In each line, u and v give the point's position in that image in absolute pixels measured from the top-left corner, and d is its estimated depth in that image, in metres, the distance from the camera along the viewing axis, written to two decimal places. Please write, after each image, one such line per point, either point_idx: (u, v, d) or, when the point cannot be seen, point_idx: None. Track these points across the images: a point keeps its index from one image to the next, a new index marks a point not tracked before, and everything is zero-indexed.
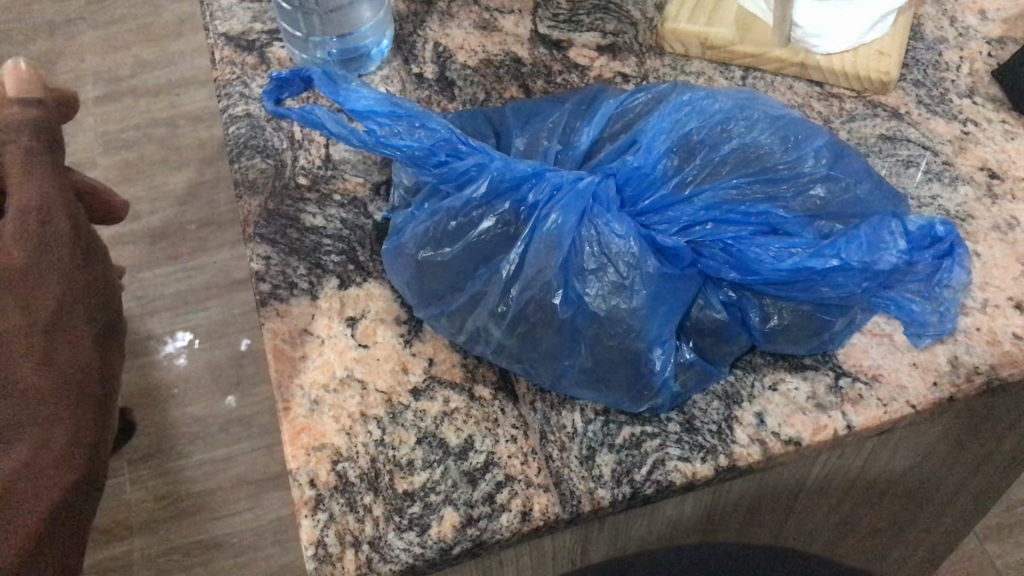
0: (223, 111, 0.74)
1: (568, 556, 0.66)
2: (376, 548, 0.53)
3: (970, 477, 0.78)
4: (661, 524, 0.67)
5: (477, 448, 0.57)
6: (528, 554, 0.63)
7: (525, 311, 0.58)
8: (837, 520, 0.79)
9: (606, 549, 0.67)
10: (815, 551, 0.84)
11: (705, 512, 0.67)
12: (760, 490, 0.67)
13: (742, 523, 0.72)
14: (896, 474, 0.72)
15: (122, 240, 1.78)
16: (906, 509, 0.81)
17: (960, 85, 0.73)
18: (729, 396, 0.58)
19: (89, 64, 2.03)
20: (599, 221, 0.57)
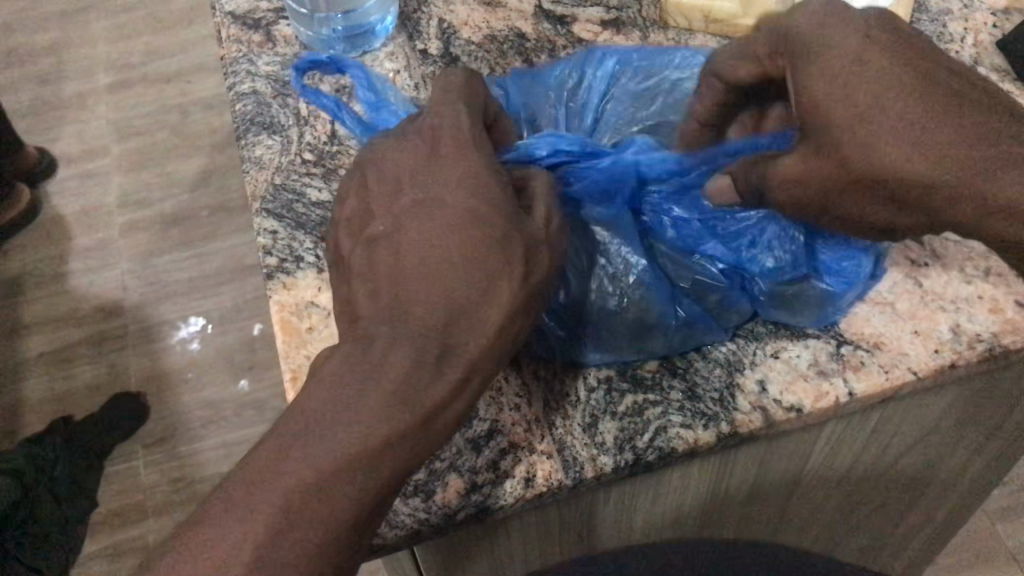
0: (229, 89, 0.75)
1: (573, 528, 0.67)
2: (382, 514, 0.54)
3: (976, 452, 0.78)
4: (666, 498, 0.68)
5: (481, 416, 0.57)
6: (534, 524, 0.64)
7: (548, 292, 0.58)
8: (845, 494, 0.79)
9: (612, 522, 0.69)
10: (823, 526, 0.85)
11: (711, 484, 0.68)
12: (766, 464, 0.67)
13: (747, 497, 0.73)
14: (901, 448, 0.73)
15: (135, 227, 1.80)
16: (913, 484, 0.82)
17: (965, 56, 0.73)
18: (731, 364, 0.59)
19: (101, 52, 2.05)
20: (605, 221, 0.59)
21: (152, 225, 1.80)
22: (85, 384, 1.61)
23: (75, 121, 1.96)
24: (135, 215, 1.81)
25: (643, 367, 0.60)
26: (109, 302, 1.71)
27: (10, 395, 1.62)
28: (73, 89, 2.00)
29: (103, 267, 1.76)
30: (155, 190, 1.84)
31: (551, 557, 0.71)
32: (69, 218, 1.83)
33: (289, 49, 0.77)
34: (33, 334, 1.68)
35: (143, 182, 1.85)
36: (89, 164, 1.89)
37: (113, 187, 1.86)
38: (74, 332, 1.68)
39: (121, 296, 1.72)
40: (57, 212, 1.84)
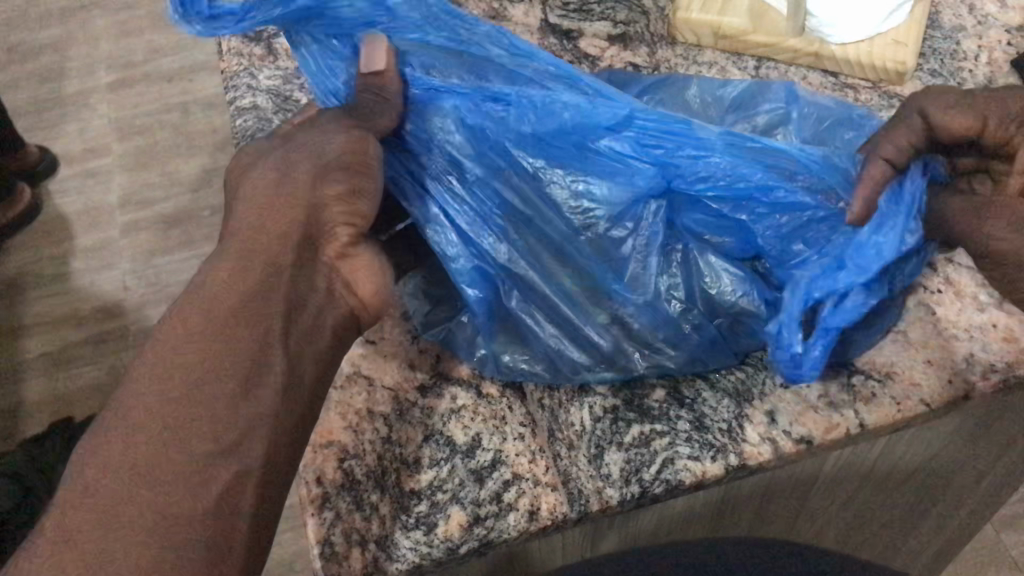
0: (230, 103, 0.74)
1: (577, 549, 0.66)
2: (382, 547, 0.53)
3: (980, 474, 0.78)
4: (672, 517, 0.67)
5: (485, 446, 0.57)
6: (536, 549, 0.63)
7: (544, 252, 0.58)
8: (844, 512, 0.79)
9: (616, 540, 0.68)
10: (823, 543, 0.84)
11: (707, 506, 0.67)
12: (774, 484, 0.66)
13: (754, 515, 0.72)
14: (910, 468, 0.72)
15: (136, 227, 1.79)
16: (915, 501, 0.81)
17: (979, 75, 0.71)
18: (740, 395, 0.58)
19: (103, 50, 2.03)
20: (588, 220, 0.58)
21: (153, 225, 1.79)
22: (85, 385, 1.60)
23: (76, 119, 1.94)
24: (136, 215, 1.80)
25: (649, 396, 0.59)
26: (109, 302, 1.70)
27: (10, 397, 1.61)
28: (74, 87, 1.99)
29: (104, 267, 1.75)
30: (157, 189, 1.83)
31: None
32: (70, 217, 1.82)
33: (290, 62, 0.76)
34: (33, 335, 1.67)
35: (145, 181, 1.84)
36: (91, 163, 1.88)
37: (114, 186, 1.85)
38: (74, 333, 1.67)
39: (122, 297, 1.71)
40: (58, 211, 1.83)
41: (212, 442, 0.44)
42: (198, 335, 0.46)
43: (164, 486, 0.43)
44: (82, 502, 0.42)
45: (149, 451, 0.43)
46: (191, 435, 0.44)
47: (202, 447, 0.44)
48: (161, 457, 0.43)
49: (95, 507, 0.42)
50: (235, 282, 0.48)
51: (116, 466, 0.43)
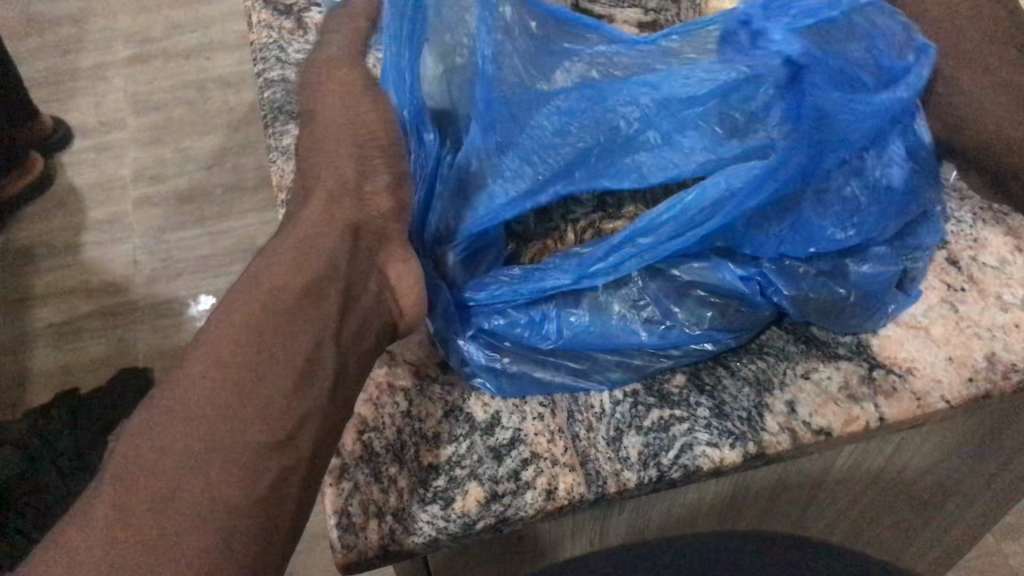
0: (258, 75, 0.74)
1: (588, 534, 0.67)
2: (399, 519, 0.53)
3: (990, 478, 0.78)
4: (684, 507, 0.67)
5: (504, 424, 0.57)
6: (548, 531, 0.64)
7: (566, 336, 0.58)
8: (850, 510, 0.79)
9: (626, 527, 0.68)
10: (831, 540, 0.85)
11: (705, 504, 0.68)
12: (786, 478, 0.67)
13: (764, 509, 0.72)
14: (920, 468, 0.73)
15: (150, 202, 1.79)
16: (923, 501, 0.81)
17: None
18: (761, 384, 0.58)
19: (122, 25, 2.04)
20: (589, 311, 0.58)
21: (166, 200, 1.79)
22: (93, 358, 1.61)
23: (94, 92, 1.95)
24: (150, 189, 1.81)
25: (670, 381, 0.59)
26: (120, 276, 1.70)
27: (18, 367, 1.61)
28: (92, 60, 1.99)
29: (116, 241, 1.75)
30: (172, 165, 1.84)
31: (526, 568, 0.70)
32: (84, 190, 1.82)
33: (320, 37, 0.76)
34: (43, 306, 1.68)
35: (160, 157, 1.85)
36: (106, 136, 1.89)
37: (129, 161, 1.85)
38: (83, 305, 1.67)
39: (132, 271, 1.71)
40: (71, 184, 1.83)
41: (266, 432, 0.43)
42: (230, 337, 0.46)
43: (198, 484, 0.41)
44: (119, 493, 0.40)
45: (185, 436, 0.42)
46: (241, 418, 0.43)
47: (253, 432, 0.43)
48: (211, 445, 0.42)
49: (127, 493, 0.40)
50: (269, 279, 0.49)
51: (154, 453, 0.42)
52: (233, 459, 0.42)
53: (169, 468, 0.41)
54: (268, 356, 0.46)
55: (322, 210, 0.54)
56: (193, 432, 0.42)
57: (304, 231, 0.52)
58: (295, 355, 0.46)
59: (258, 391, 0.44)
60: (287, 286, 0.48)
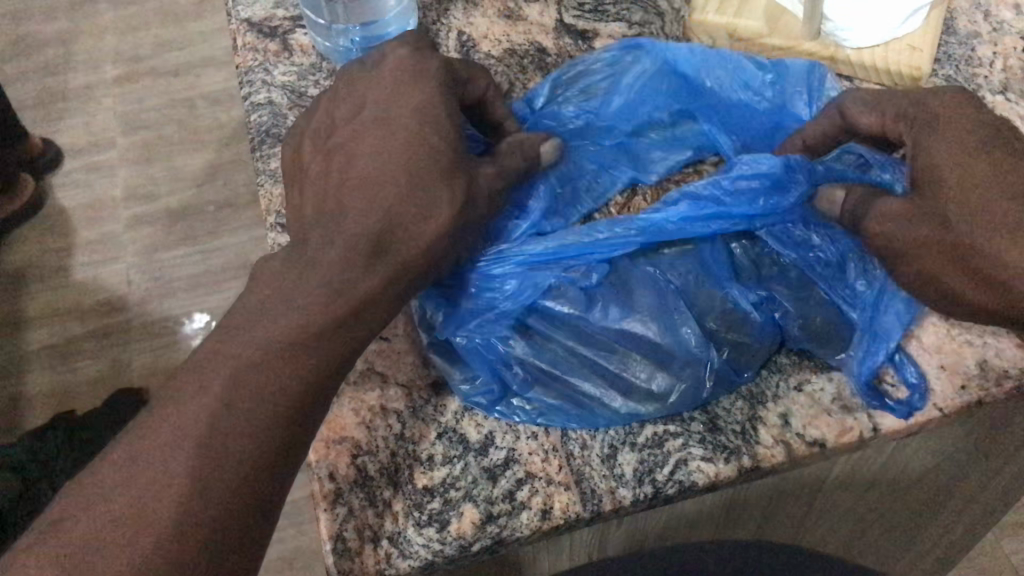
0: (244, 98, 0.74)
1: (587, 551, 0.67)
2: (395, 544, 0.53)
3: (981, 474, 0.78)
4: (682, 519, 0.68)
5: (498, 444, 0.57)
6: (546, 549, 0.64)
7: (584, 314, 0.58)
8: (837, 515, 0.78)
9: (625, 542, 0.68)
10: (831, 547, 0.85)
11: (685, 515, 0.67)
12: (783, 485, 0.67)
13: (761, 519, 0.72)
14: (917, 472, 0.73)
15: (141, 221, 1.79)
16: (915, 503, 0.81)
17: (993, 82, 0.71)
18: (754, 397, 0.58)
19: (109, 44, 2.04)
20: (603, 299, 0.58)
21: (158, 220, 1.79)
22: (88, 379, 1.60)
23: (82, 113, 1.95)
24: (141, 209, 1.80)
25: None
26: (114, 296, 1.70)
27: (12, 390, 1.61)
28: (80, 81, 1.99)
29: (108, 261, 1.75)
30: (162, 184, 1.83)
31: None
32: (75, 211, 1.82)
33: (304, 58, 0.76)
34: (36, 328, 1.67)
35: (150, 176, 1.84)
36: (96, 157, 1.88)
37: (119, 181, 1.85)
38: (77, 326, 1.67)
39: (126, 291, 1.71)
40: (61, 205, 1.83)
41: (244, 468, 0.46)
42: (247, 351, 0.49)
43: (164, 512, 0.44)
44: (94, 488, 0.46)
45: (164, 460, 0.46)
46: (222, 453, 0.46)
47: (231, 472, 0.46)
48: (190, 471, 0.45)
49: (110, 495, 0.45)
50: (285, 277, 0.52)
51: (143, 462, 0.46)
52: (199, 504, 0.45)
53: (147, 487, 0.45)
54: (268, 393, 0.48)
55: (374, 182, 0.56)
56: (182, 451, 0.46)
57: (358, 210, 0.55)
58: (278, 405, 0.48)
59: (246, 428, 0.47)
60: (295, 309, 0.50)
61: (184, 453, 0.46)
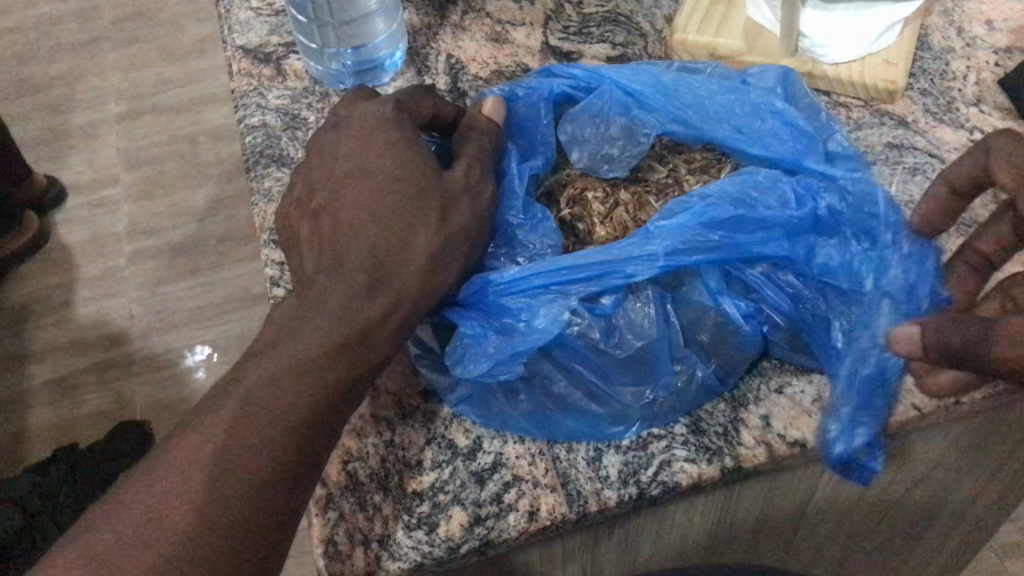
0: (239, 121, 0.76)
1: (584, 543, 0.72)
2: (385, 546, 0.54)
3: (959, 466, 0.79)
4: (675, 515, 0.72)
5: (486, 449, 0.58)
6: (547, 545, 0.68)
7: (582, 345, 0.56)
8: (817, 510, 0.81)
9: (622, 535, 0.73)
10: (819, 541, 0.88)
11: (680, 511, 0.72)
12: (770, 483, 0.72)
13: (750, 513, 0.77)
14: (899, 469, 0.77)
15: (143, 256, 1.81)
16: (894, 494, 0.82)
17: (968, 94, 0.73)
18: (736, 399, 0.59)
19: (112, 83, 2.07)
20: (605, 329, 0.56)
21: (160, 254, 1.81)
22: (91, 412, 1.61)
23: (85, 150, 1.98)
24: (143, 244, 1.83)
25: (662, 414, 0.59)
26: (116, 330, 1.72)
27: (15, 424, 1.62)
28: (83, 119, 2.02)
29: (111, 295, 1.77)
30: (164, 219, 1.86)
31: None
32: (79, 246, 1.84)
33: (298, 82, 0.78)
34: (40, 363, 1.69)
35: (152, 211, 1.87)
36: (98, 193, 1.91)
37: (121, 216, 1.87)
38: (80, 360, 1.68)
39: (128, 325, 1.72)
40: (64, 241, 1.85)
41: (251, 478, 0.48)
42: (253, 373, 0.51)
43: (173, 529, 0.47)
44: (113, 510, 0.48)
45: (179, 476, 0.48)
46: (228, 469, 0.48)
47: (236, 487, 0.48)
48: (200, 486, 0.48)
49: (126, 518, 0.48)
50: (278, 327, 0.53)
51: (165, 477, 0.49)
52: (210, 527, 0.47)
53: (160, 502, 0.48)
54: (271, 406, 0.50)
55: (361, 213, 0.57)
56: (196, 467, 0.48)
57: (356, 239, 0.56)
58: (283, 427, 0.50)
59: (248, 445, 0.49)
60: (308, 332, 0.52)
61: (195, 481, 0.48)
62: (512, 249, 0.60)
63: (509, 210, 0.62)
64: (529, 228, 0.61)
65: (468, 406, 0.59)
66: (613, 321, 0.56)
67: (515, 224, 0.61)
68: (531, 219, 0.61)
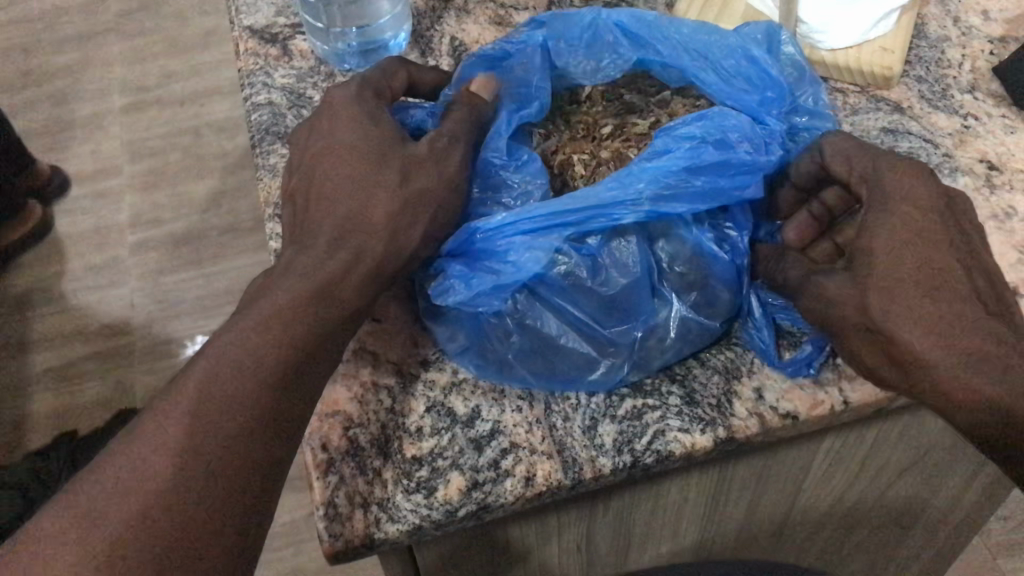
0: (246, 99, 0.77)
1: (587, 516, 0.74)
2: (384, 509, 0.56)
3: (946, 442, 0.81)
4: (673, 489, 0.75)
5: (484, 417, 0.59)
6: (549, 512, 0.71)
7: (569, 283, 0.58)
8: (809, 486, 0.83)
9: (622, 508, 0.75)
10: (812, 518, 0.90)
11: (678, 486, 0.75)
12: (765, 456, 0.74)
13: (744, 490, 0.79)
14: (888, 443, 0.79)
15: (146, 245, 1.83)
16: (884, 471, 0.84)
17: (962, 82, 0.74)
18: (729, 372, 0.60)
19: (117, 75, 2.09)
20: (590, 268, 0.58)
21: (162, 244, 1.82)
22: (91, 400, 1.62)
23: (89, 141, 1.99)
24: (146, 234, 1.84)
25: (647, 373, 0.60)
26: (118, 319, 1.73)
27: (17, 411, 1.63)
28: (88, 109, 2.04)
29: (113, 284, 1.78)
30: (167, 210, 1.87)
31: (498, 557, 0.75)
32: (82, 236, 1.85)
33: (304, 62, 0.79)
34: (41, 350, 1.70)
35: (155, 202, 1.88)
36: (102, 183, 1.92)
37: (125, 206, 1.88)
38: (81, 348, 1.69)
39: (129, 314, 1.73)
40: (68, 230, 1.86)
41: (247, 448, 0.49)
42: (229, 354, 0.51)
43: (142, 508, 0.46)
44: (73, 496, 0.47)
45: (147, 456, 0.48)
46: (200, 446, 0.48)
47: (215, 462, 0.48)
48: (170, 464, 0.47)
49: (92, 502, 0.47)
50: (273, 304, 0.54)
51: (130, 459, 0.48)
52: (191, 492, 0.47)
53: (128, 484, 0.47)
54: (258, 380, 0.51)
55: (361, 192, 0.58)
56: (161, 447, 0.48)
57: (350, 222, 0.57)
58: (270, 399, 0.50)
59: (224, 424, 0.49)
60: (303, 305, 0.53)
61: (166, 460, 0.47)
62: (497, 193, 0.62)
63: (492, 150, 0.62)
64: (515, 169, 0.62)
65: (467, 351, 0.60)
66: (599, 262, 0.58)
67: (497, 163, 0.62)
68: (516, 160, 0.62)
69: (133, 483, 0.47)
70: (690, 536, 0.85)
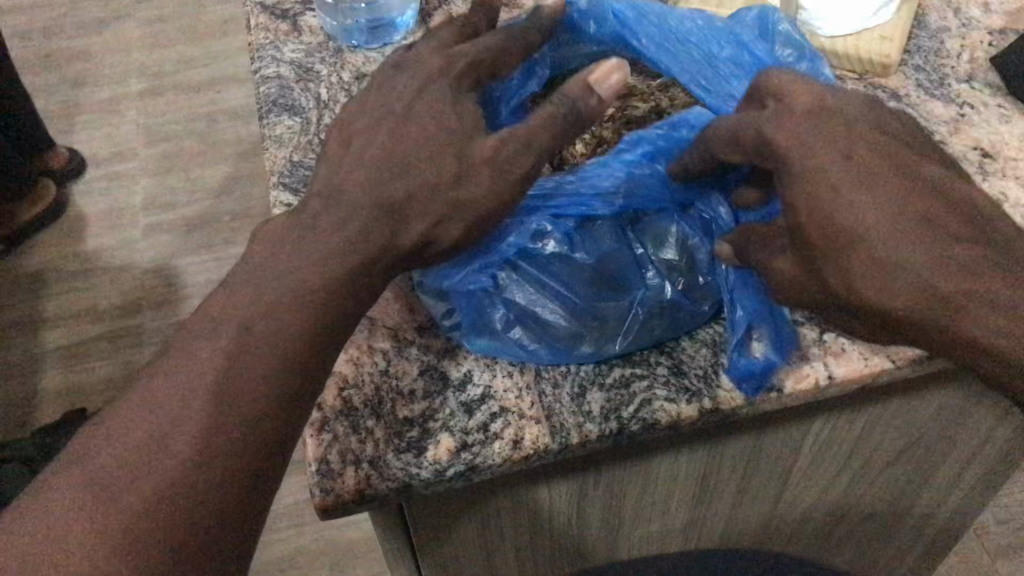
0: (255, 72, 0.79)
1: (580, 488, 0.76)
2: (375, 467, 0.57)
3: (937, 431, 0.82)
4: (666, 466, 0.76)
5: (475, 381, 0.61)
6: (543, 479, 0.72)
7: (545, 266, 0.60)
8: (800, 470, 0.84)
9: (615, 482, 0.77)
10: (804, 505, 0.91)
11: (672, 463, 0.76)
12: (757, 436, 0.75)
13: (737, 471, 0.81)
14: (878, 428, 0.80)
15: (159, 228, 1.85)
16: (875, 458, 0.85)
17: (960, 71, 0.75)
18: (717, 345, 0.62)
19: (135, 60, 2.11)
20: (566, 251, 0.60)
21: (176, 227, 1.85)
22: (100, 378, 1.64)
23: (106, 124, 2.01)
24: (160, 216, 1.86)
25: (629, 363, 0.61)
26: (129, 299, 1.75)
27: (26, 387, 1.64)
28: (105, 93, 2.06)
29: (125, 265, 1.80)
30: (181, 194, 1.90)
31: (488, 525, 0.77)
32: (96, 217, 1.87)
33: (313, 38, 0.81)
34: (53, 328, 1.72)
35: (169, 186, 1.91)
36: (117, 166, 1.95)
37: (139, 189, 1.91)
38: (92, 328, 1.71)
39: (141, 294, 1.75)
40: (82, 211, 1.88)
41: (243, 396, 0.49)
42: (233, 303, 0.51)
43: (155, 470, 0.46)
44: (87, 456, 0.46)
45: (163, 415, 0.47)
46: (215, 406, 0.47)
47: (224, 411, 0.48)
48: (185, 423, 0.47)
49: (101, 463, 0.46)
50: None
51: (143, 419, 0.47)
52: (212, 463, 0.46)
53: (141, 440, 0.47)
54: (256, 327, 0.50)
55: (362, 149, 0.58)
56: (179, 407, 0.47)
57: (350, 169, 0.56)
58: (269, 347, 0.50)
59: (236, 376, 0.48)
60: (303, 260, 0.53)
61: (178, 416, 0.47)
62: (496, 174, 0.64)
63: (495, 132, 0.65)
64: None
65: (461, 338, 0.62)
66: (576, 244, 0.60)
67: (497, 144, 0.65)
68: None
69: (147, 446, 0.46)
70: (679, 516, 0.86)
